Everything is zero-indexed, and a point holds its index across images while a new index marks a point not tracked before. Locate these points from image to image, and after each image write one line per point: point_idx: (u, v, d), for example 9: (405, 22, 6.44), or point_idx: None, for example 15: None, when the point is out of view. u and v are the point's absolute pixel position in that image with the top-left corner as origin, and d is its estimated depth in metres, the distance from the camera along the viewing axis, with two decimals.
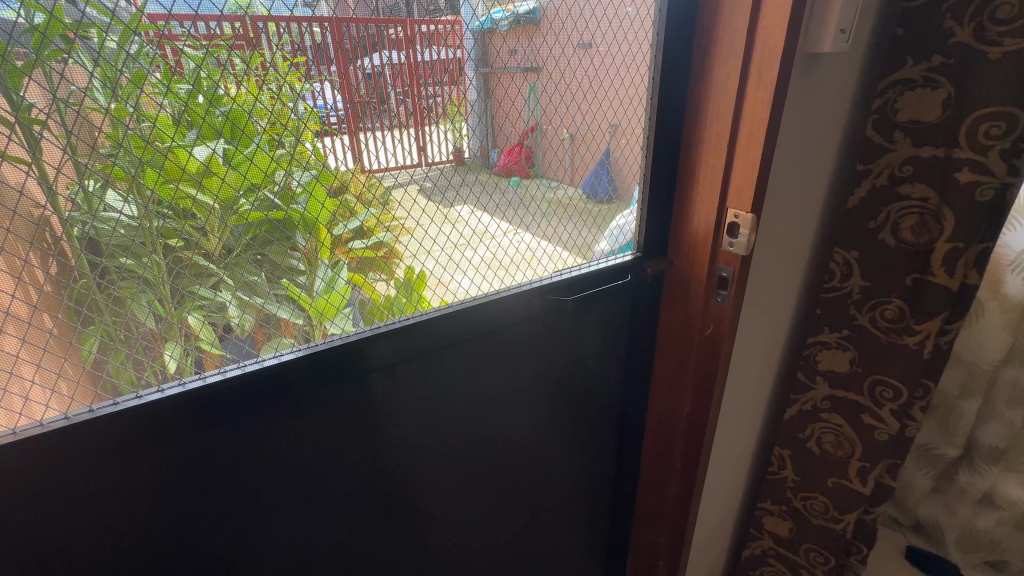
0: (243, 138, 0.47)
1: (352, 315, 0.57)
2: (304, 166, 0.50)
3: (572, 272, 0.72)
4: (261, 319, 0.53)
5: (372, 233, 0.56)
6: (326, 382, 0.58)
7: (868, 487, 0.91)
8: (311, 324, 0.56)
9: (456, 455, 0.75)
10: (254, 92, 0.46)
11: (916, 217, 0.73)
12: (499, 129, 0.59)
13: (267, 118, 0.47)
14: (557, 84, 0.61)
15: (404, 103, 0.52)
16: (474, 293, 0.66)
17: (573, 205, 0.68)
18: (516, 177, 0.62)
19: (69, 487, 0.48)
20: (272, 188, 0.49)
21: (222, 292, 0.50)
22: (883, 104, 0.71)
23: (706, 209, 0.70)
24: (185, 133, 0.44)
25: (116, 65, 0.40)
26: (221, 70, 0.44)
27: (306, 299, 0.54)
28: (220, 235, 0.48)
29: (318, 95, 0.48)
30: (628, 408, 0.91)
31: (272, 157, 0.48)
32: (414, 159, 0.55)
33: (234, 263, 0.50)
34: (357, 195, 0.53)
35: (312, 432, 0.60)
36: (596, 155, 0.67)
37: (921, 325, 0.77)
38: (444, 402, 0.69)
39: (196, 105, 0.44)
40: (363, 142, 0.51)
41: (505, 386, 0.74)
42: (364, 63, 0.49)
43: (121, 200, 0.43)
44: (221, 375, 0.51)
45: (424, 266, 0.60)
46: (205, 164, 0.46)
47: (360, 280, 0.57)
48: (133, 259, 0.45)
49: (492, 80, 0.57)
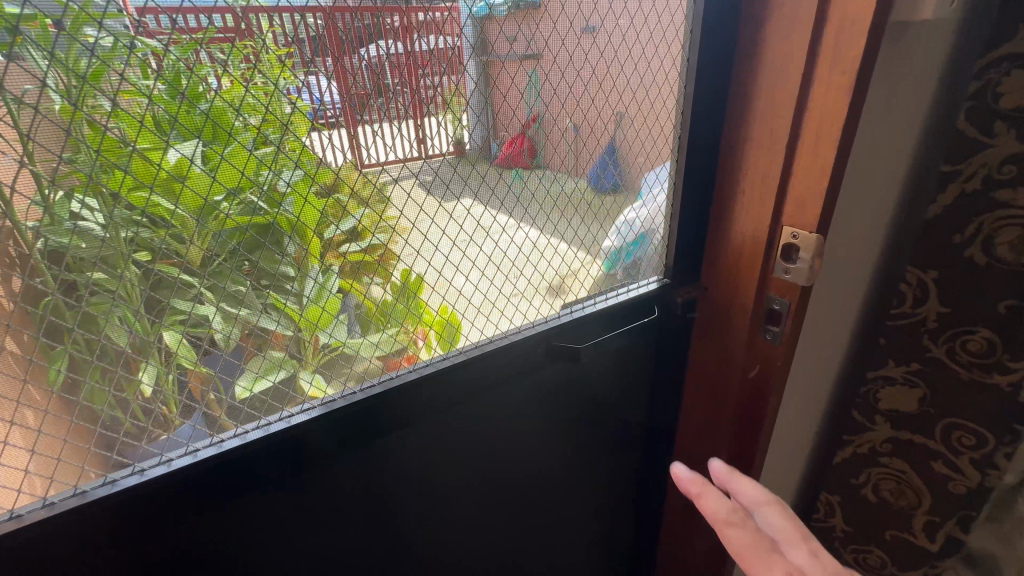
0: (224, 138, 0.42)
1: (347, 322, 0.54)
2: (293, 164, 0.45)
3: (585, 308, 0.69)
4: (246, 332, 0.49)
5: (366, 235, 0.51)
6: (318, 444, 0.54)
7: (935, 544, 0.89)
8: (301, 336, 0.51)
9: (473, 477, 0.70)
10: (242, 87, 0.41)
11: (1018, 230, 0.65)
12: (500, 117, 0.54)
13: (254, 114, 0.42)
14: (562, 70, 0.56)
15: (403, 94, 0.48)
16: (473, 293, 0.61)
17: (579, 199, 0.64)
18: (517, 169, 0.58)
19: (42, 529, 0.42)
20: (257, 190, 0.45)
21: (206, 304, 0.46)
22: (982, 87, 0.63)
23: (757, 221, 0.65)
24: (162, 133, 0.40)
25: (79, 60, 0.36)
26: (204, 65, 0.39)
27: (294, 311, 0.50)
28: (201, 243, 0.44)
29: (311, 88, 0.43)
30: (651, 417, 0.87)
31: (253, 157, 0.44)
32: (413, 152, 0.50)
33: (217, 273, 0.45)
34: (350, 193, 0.48)
35: (326, 463, 0.56)
36: (601, 146, 0.63)
37: (1017, 361, 0.70)
38: (459, 423, 0.65)
39: (172, 102, 0.39)
40: (362, 136, 0.47)
41: (522, 402, 0.69)
42: (363, 54, 0.45)
43: (91, 209, 0.39)
44: (240, 439, 0.50)
45: (419, 268, 0.56)
46: (178, 167, 0.41)
47: (352, 286, 0.52)
48: (107, 272, 0.41)
49: (492, 68, 0.52)
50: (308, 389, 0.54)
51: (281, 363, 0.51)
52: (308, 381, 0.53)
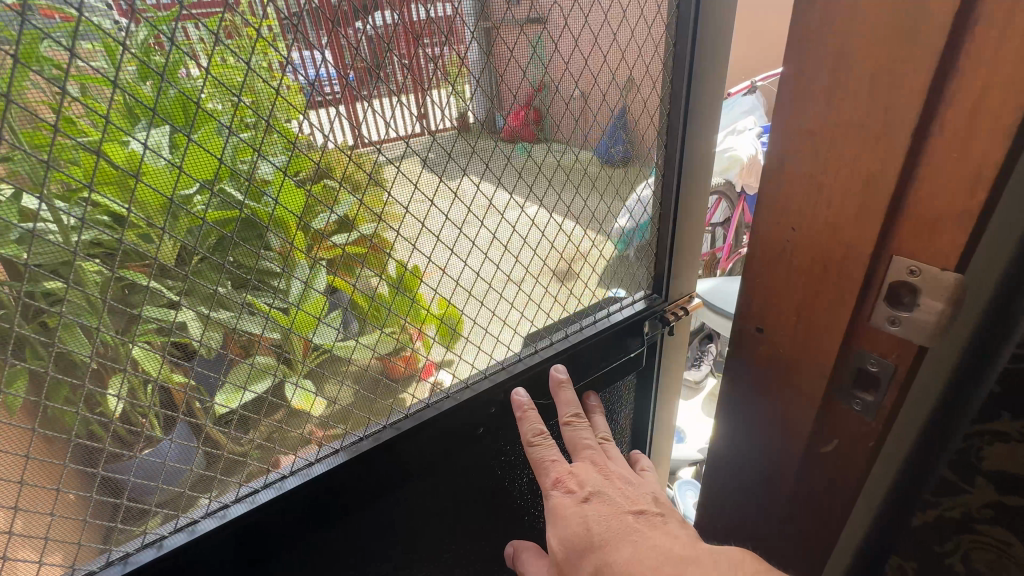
0: (196, 123, 0.36)
1: (341, 317, 0.48)
2: (277, 149, 0.39)
3: (552, 343, 0.65)
4: (230, 335, 0.43)
5: (358, 224, 0.45)
6: (273, 528, 0.50)
7: None
8: (287, 338, 0.46)
9: (473, 471, 0.66)
10: (224, 65, 0.35)
11: None
12: (503, 85, 0.48)
13: (243, 94, 0.37)
14: (566, 35, 0.50)
15: (404, 67, 0.42)
16: (476, 279, 0.56)
17: (585, 169, 0.58)
18: (523, 143, 0.52)
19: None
20: (233, 181, 0.39)
21: (180, 308, 0.40)
22: None
23: (852, 242, 0.37)
24: (131, 121, 0.34)
25: (19, 36, 0.29)
26: (181, 45, 0.34)
27: (281, 314, 0.45)
28: (175, 243, 0.38)
29: (306, 64, 0.38)
30: (634, 401, 0.84)
31: (228, 144, 0.38)
32: (414, 128, 0.44)
33: (193, 273, 0.40)
34: (341, 178, 0.42)
35: (257, 556, 0.50)
36: (609, 114, 0.57)
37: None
38: (440, 449, 0.60)
39: (142, 88, 0.33)
40: (361, 114, 0.41)
41: (500, 411, 0.63)
42: (359, 27, 0.39)
43: (39, 210, 0.33)
44: (124, 565, 0.43)
45: (417, 260, 0.50)
46: (140, 158, 0.35)
47: (342, 283, 0.47)
48: (62, 280, 0.35)
49: (495, 35, 0.46)
50: (295, 400, 0.48)
51: (268, 370, 0.46)
52: (293, 388, 0.48)
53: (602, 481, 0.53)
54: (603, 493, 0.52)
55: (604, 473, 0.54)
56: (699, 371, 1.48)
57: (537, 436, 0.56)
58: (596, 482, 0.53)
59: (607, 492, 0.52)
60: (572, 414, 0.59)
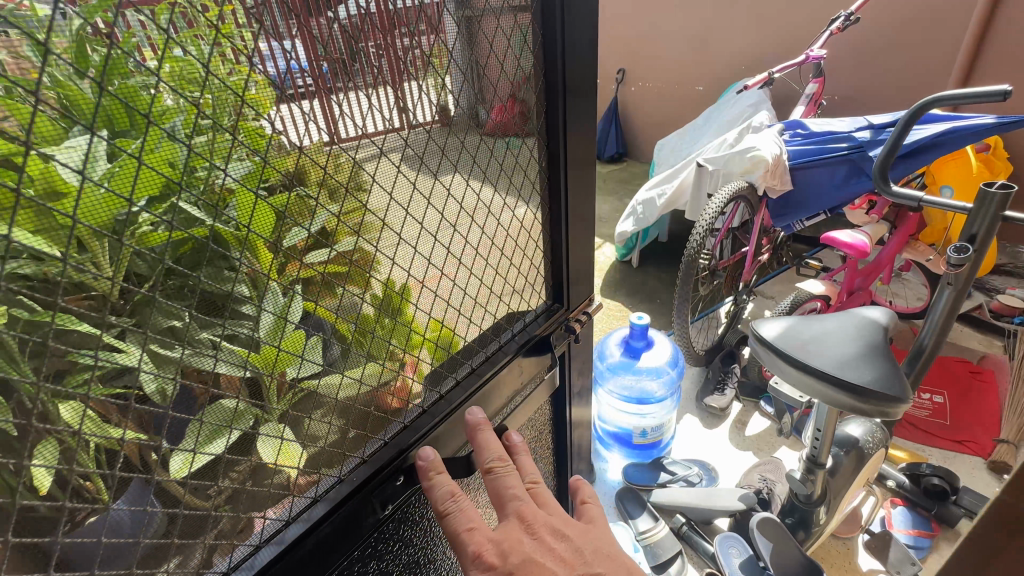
0: (148, 127, 0.27)
1: (322, 342, 0.40)
2: (240, 151, 0.30)
3: (458, 382, 0.54)
4: (190, 376, 0.33)
5: (337, 238, 0.37)
6: None
7: None
8: (264, 378, 0.37)
9: (382, 555, 0.53)
10: (181, 57, 0.27)
11: None
12: (488, 78, 0.43)
13: (204, 92, 0.27)
14: (536, 23, 0.46)
15: (381, 57, 0.35)
16: (452, 290, 0.50)
17: (529, 167, 0.53)
18: (511, 136, 0.48)
19: None
20: (190, 193, 0.29)
21: (125, 348, 0.30)
22: None
23: None
24: (62, 125, 0.25)
25: None
26: (131, 33, 0.25)
27: (251, 351, 0.36)
28: (118, 274, 0.28)
29: (279, 55, 0.30)
30: (548, 423, 0.77)
31: (179, 148, 0.28)
32: (394, 121, 0.37)
33: (141, 303, 0.30)
34: (316, 183, 0.34)
35: None
36: (530, 105, 0.49)
37: None
38: (341, 550, 0.46)
39: (78, 86, 0.24)
40: (336, 108, 0.33)
41: (407, 480, 0.51)
42: (333, 16, 0.31)
43: None
44: None
45: (404, 277, 0.44)
46: (70, 178, 0.25)
47: (320, 308, 0.38)
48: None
49: (478, 24, 0.41)
50: (267, 455, 0.38)
51: (237, 417, 0.36)
52: (269, 443, 0.38)
53: (528, 546, 0.46)
54: (531, 561, 0.45)
55: (532, 533, 0.47)
56: (724, 396, 1.37)
57: (448, 499, 0.47)
58: (524, 548, 0.46)
59: (538, 558, 0.45)
60: (491, 460, 0.49)
